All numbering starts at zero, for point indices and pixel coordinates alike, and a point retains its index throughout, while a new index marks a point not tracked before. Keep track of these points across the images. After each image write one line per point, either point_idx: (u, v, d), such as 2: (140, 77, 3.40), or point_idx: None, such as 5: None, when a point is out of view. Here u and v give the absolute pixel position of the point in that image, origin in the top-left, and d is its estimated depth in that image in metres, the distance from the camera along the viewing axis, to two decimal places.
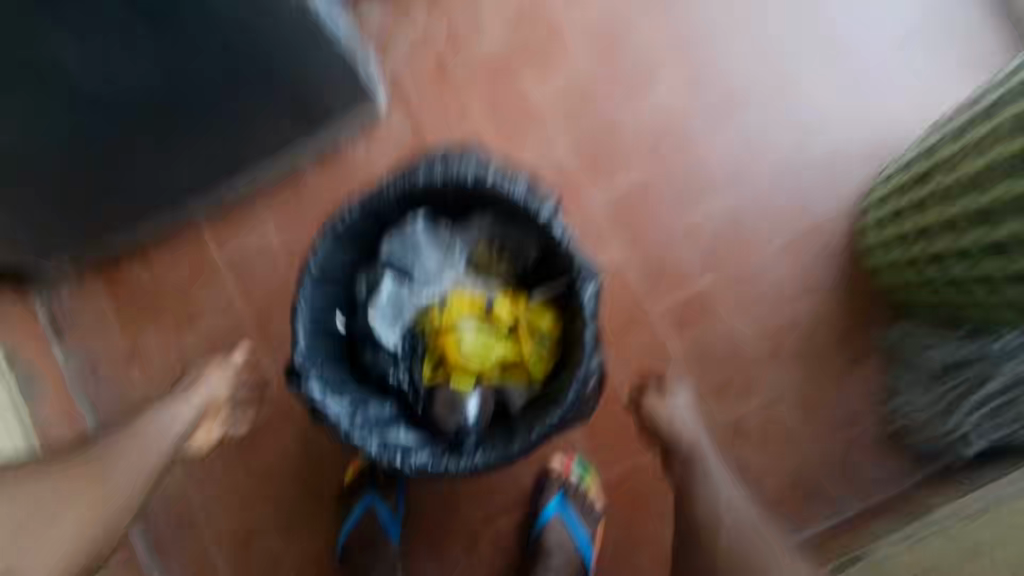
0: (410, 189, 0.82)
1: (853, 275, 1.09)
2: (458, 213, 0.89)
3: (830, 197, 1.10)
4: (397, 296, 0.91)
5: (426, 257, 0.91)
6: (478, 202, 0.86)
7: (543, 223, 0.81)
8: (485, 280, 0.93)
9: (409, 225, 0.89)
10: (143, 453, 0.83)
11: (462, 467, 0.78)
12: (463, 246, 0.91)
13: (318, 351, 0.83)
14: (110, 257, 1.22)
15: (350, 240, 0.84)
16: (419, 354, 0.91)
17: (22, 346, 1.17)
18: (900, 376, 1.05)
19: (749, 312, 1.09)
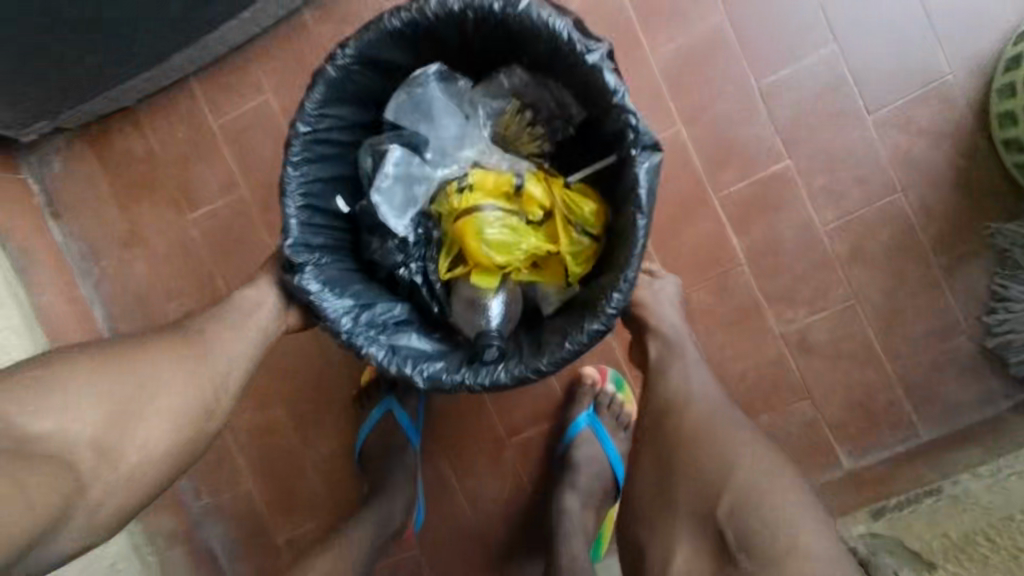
0: (418, 23, 0.65)
1: (968, 155, 0.88)
2: (481, 61, 0.72)
3: (952, 50, 0.87)
4: (407, 169, 0.72)
5: (443, 121, 0.73)
6: (507, 45, 0.68)
7: (590, 72, 0.63)
8: (515, 155, 0.75)
9: (420, 78, 0.70)
10: (239, 344, 0.68)
11: (479, 380, 0.68)
12: (490, 111, 0.74)
13: (311, 232, 0.70)
14: (102, 126, 1.10)
15: (346, 92, 0.68)
16: (435, 244, 0.76)
17: (16, 223, 1.09)
18: (1011, 283, 0.87)
19: (829, 200, 0.91)
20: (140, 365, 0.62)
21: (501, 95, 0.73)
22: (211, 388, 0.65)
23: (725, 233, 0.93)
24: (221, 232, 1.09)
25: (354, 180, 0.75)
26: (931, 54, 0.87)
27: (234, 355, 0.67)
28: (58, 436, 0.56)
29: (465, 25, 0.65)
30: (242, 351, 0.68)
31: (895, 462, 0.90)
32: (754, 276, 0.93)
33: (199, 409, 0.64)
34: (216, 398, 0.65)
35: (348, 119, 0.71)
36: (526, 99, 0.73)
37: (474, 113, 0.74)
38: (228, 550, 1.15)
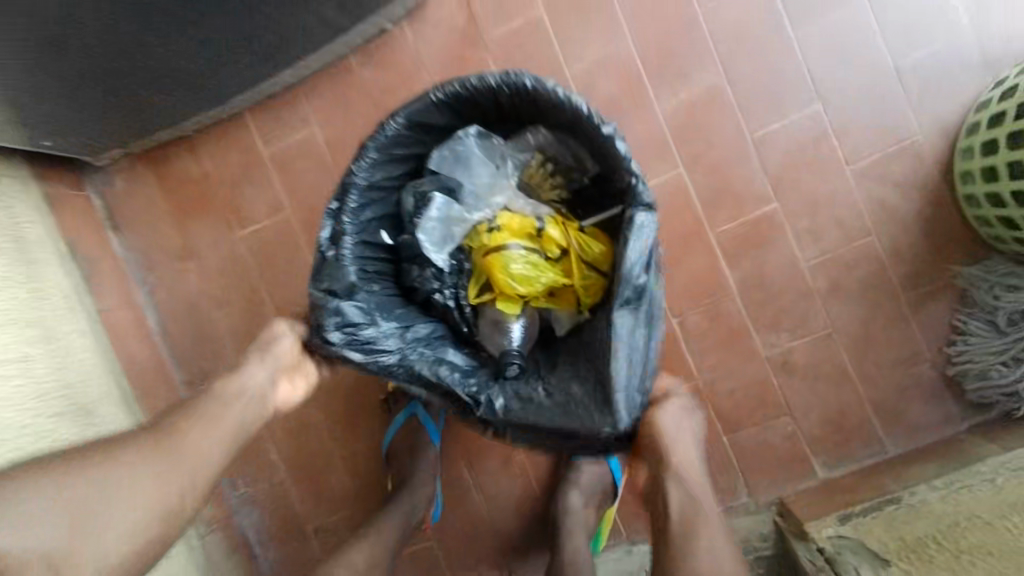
0: (460, 95, 0.78)
1: (936, 204, 0.99)
2: (512, 123, 0.83)
3: (924, 113, 0.98)
4: (447, 213, 0.85)
5: (478, 171, 0.86)
6: (534, 112, 0.79)
7: (603, 140, 0.75)
8: (538, 200, 0.88)
9: (460, 137, 0.83)
10: (212, 438, 0.68)
11: (504, 398, 0.82)
12: (517, 162, 0.86)
13: (362, 263, 0.82)
14: (162, 150, 1.23)
15: (394, 149, 0.81)
16: (466, 272, 0.88)
17: (82, 235, 1.21)
18: (970, 318, 0.98)
19: (813, 239, 1.02)
20: (109, 468, 0.62)
21: (528, 149, 0.85)
22: (181, 485, 0.64)
23: (719, 266, 1.04)
24: (267, 248, 1.22)
25: (398, 217, 0.87)
26: (905, 114, 0.99)
27: (208, 450, 0.68)
28: (9, 553, 0.55)
29: (499, 96, 0.78)
30: (214, 443, 0.68)
31: (863, 473, 1.03)
32: (744, 305, 1.05)
33: (165, 512, 0.63)
34: (184, 496, 0.64)
35: (396, 169, 0.83)
36: (549, 154, 0.84)
37: (503, 164, 0.86)
38: (264, 534, 1.27)
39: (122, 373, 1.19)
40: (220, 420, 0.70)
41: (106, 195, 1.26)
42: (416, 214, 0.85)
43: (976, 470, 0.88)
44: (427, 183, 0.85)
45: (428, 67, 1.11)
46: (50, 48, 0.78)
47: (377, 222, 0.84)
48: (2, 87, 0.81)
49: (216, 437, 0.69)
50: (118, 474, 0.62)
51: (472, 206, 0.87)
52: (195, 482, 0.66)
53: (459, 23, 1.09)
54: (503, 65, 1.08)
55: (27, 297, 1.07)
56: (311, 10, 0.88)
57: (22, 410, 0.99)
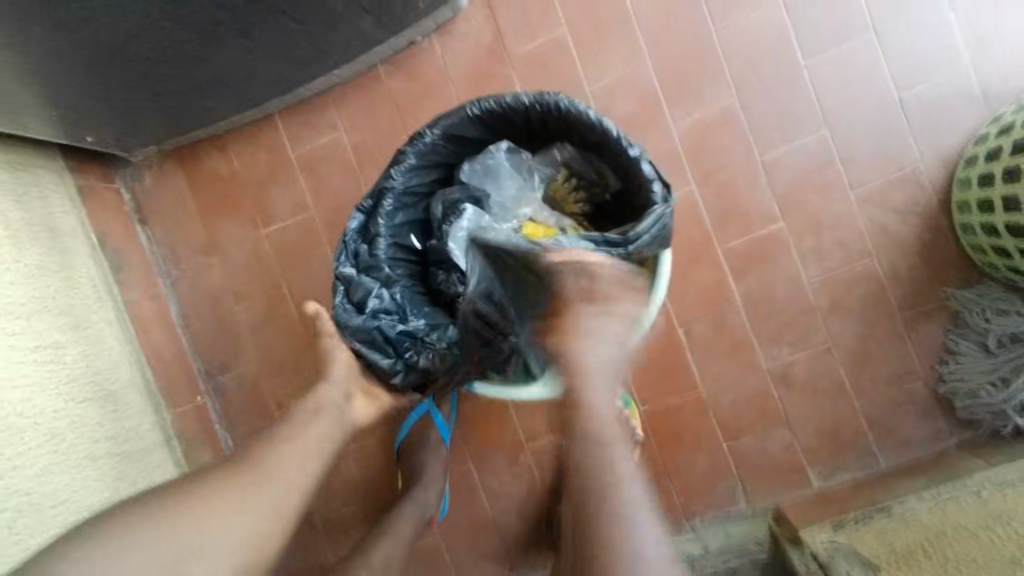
0: (495, 111, 0.83)
1: (934, 229, 1.05)
2: (540, 139, 0.88)
3: (925, 144, 1.04)
4: (477, 225, 0.87)
5: (507, 183, 0.90)
6: (562, 130, 0.85)
7: (630, 161, 0.81)
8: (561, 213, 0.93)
9: (492, 150, 0.88)
10: (281, 483, 0.70)
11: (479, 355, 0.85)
12: (543, 175, 0.90)
13: (392, 262, 0.89)
14: (192, 147, 1.27)
15: (429, 159, 0.87)
16: None
17: (111, 226, 1.25)
18: (960, 339, 1.04)
19: (815, 259, 1.08)
20: (194, 510, 0.65)
21: (554, 166, 0.90)
22: (254, 528, 0.67)
23: (727, 280, 1.09)
24: (289, 246, 1.26)
25: (426, 222, 0.92)
26: (907, 143, 1.04)
27: (278, 495, 0.69)
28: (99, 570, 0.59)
29: (530, 113, 0.83)
30: (285, 479, 0.70)
31: (855, 484, 1.08)
32: (748, 318, 1.10)
33: (240, 543, 0.66)
34: (255, 543, 0.67)
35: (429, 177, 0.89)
36: (574, 168, 0.89)
37: (531, 179, 0.90)
38: None
39: (145, 362, 1.24)
40: (292, 467, 0.72)
41: (135, 189, 1.30)
42: (445, 221, 0.89)
43: (962, 484, 0.93)
44: (458, 192, 0.89)
45: (454, 79, 1.15)
46: (108, 55, 0.83)
47: (409, 225, 0.90)
48: (56, 82, 0.86)
49: (283, 484, 0.70)
50: (205, 519, 0.65)
51: (498, 217, 0.90)
52: (268, 525, 0.68)
53: (486, 38, 1.13)
54: (526, 80, 1.13)
55: (60, 286, 1.13)
56: (352, 24, 0.93)
57: (54, 394, 1.05)
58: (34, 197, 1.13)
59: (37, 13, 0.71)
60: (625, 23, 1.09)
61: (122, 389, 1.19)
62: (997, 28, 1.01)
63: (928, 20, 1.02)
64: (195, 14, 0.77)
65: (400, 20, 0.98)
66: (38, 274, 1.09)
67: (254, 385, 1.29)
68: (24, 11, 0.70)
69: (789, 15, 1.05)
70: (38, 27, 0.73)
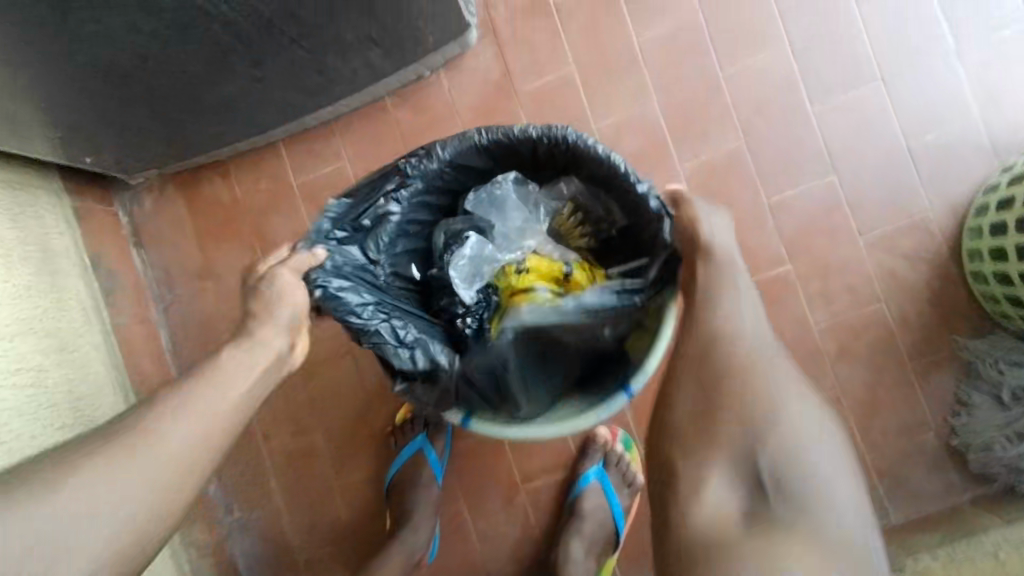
0: (502, 141, 0.81)
1: (943, 277, 1.03)
2: (547, 172, 0.87)
3: (933, 192, 1.03)
4: (479, 256, 0.86)
5: (512, 215, 0.87)
6: (569, 164, 0.83)
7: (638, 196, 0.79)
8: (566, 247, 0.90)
9: (498, 182, 0.87)
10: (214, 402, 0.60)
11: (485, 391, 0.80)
12: (549, 209, 0.89)
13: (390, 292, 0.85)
14: (194, 172, 1.26)
15: (433, 185, 0.84)
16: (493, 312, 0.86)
17: (106, 248, 1.23)
18: (973, 390, 1.01)
19: (822, 303, 1.06)
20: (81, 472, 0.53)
21: (559, 199, 0.88)
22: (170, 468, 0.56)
23: None
24: None
25: (428, 252, 0.91)
26: (915, 190, 1.03)
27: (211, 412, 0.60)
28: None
29: (537, 146, 0.82)
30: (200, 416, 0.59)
31: None
32: None
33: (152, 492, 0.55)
34: (176, 481, 0.56)
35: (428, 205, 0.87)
36: (580, 202, 0.88)
37: (535, 211, 0.89)
38: (252, 563, 1.25)
39: (131, 389, 1.20)
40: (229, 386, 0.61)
41: (134, 212, 1.28)
42: (446, 251, 0.87)
43: (977, 542, 0.88)
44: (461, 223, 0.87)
45: (461, 113, 1.15)
46: (113, 78, 0.82)
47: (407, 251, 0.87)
48: (58, 102, 0.85)
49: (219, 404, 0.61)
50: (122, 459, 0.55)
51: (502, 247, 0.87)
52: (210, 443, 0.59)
53: (494, 74, 1.14)
54: (533, 116, 1.12)
55: (48, 308, 1.09)
56: (360, 55, 0.92)
57: (36, 421, 1.00)
58: (29, 216, 1.10)
59: (44, 36, 0.70)
60: (634, 64, 1.10)
61: (105, 416, 1.14)
62: (1005, 80, 1.02)
63: (935, 70, 1.03)
64: (204, 41, 0.77)
65: (409, 54, 0.98)
66: (26, 295, 1.06)
67: None
68: (30, 33, 0.69)
69: (796, 62, 1.06)
70: (44, 49, 0.72)
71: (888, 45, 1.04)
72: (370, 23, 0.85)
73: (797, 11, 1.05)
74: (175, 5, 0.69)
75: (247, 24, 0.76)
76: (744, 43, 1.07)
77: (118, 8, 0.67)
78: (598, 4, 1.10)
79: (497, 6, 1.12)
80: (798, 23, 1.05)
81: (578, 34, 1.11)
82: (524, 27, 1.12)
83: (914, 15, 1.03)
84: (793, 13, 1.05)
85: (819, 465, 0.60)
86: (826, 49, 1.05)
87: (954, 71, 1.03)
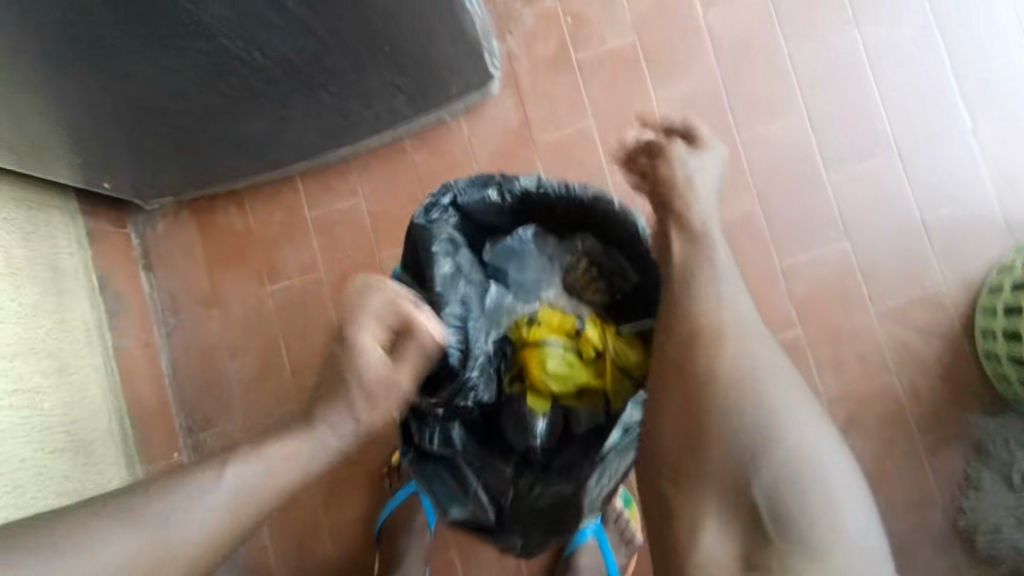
0: (520, 196, 0.82)
1: (954, 351, 1.02)
2: (562, 227, 0.87)
3: (947, 266, 1.03)
4: (499, 304, 0.89)
5: (530, 266, 0.89)
6: (582, 218, 0.83)
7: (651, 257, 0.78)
8: (580, 302, 0.90)
9: (516, 234, 0.88)
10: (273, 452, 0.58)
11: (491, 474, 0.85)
12: (564, 262, 0.89)
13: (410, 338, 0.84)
14: (209, 199, 1.26)
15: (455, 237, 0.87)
16: (504, 360, 0.88)
17: (114, 270, 1.23)
18: (984, 469, 0.99)
19: (833, 371, 1.04)
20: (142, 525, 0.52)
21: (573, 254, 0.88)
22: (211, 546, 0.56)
23: None
24: (294, 307, 1.23)
25: None
26: (928, 264, 1.03)
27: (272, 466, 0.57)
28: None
29: (550, 200, 0.82)
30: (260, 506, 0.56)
31: None
32: None
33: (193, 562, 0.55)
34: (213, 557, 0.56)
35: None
36: (595, 258, 0.87)
37: (549, 265, 0.90)
38: None
39: (126, 413, 1.18)
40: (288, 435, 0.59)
41: (145, 235, 1.28)
42: None
43: None
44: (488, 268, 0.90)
45: (478, 158, 1.16)
46: (138, 110, 0.83)
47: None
48: (81, 127, 0.85)
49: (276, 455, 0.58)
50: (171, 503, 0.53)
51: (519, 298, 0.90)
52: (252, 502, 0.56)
53: (513, 123, 1.15)
54: (550, 166, 1.13)
55: (51, 328, 1.09)
56: (384, 101, 0.94)
57: (25, 442, 0.99)
58: (40, 235, 1.11)
59: (77, 68, 0.71)
60: None
61: (98, 440, 1.12)
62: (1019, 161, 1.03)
63: (951, 147, 1.04)
64: (234, 81, 0.78)
65: (432, 101, 0.99)
66: (30, 314, 1.05)
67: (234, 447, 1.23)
68: (64, 65, 0.70)
69: (813, 132, 1.07)
70: (76, 80, 0.74)
71: (904, 120, 1.05)
72: (396, 71, 0.86)
73: (816, 81, 1.07)
74: (209, 47, 0.70)
75: (277, 67, 0.77)
76: (763, 108, 1.08)
77: (153, 47, 0.68)
78: (620, 61, 1.12)
79: (521, 57, 1.14)
80: (816, 93, 1.07)
81: (599, 90, 1.13)
82: (546, 78, 1.14)
83: (931, 91, 1.05)
84: (812, 83, 1.07)
85: (777, 399, 0.55)
86: (844, 119, 1.06)
87: (970, 149, 1.04)
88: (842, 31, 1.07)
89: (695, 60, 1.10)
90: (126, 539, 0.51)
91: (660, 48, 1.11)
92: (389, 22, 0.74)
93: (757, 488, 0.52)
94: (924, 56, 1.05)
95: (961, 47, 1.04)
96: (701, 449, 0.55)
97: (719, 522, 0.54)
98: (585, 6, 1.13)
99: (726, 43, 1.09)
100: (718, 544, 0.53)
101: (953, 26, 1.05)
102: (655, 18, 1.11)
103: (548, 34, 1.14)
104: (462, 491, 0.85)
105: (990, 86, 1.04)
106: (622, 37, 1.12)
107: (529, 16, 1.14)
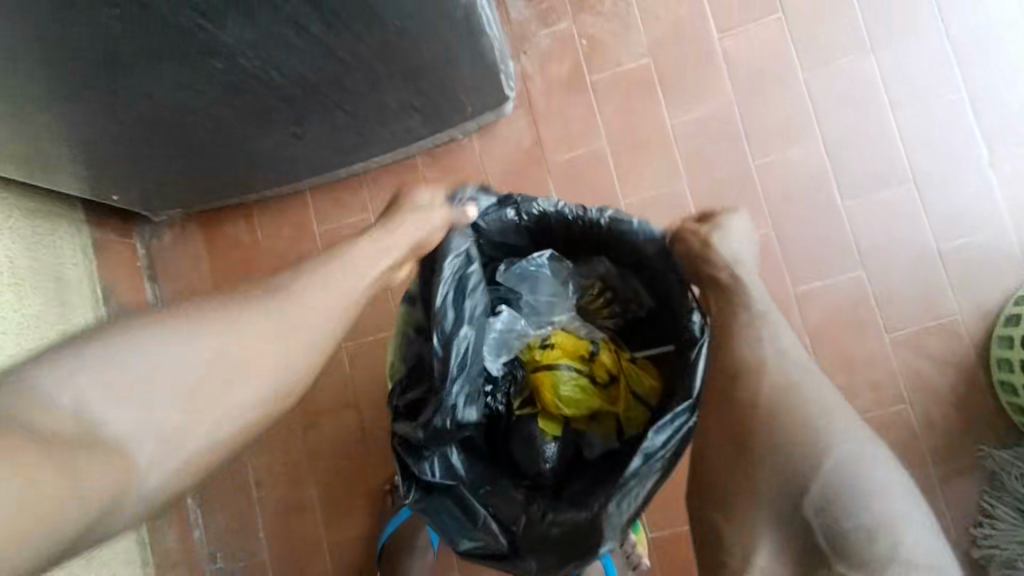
0: (536, 217, 0.82)
1: (968, 380, 1.01)
2: (577, 251, 0.86)
3: (963, 294, 1.02)
4: (508, 328, 0.85)
5: (543, 288, 0.87)
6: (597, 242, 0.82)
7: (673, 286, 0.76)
8: (592, 325, 0.88)
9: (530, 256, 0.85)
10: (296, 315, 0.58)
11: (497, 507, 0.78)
12: (578, 285, 0.87)
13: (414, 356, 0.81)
14: (217, 212, 1.25)
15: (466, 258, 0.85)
16: (515, 383, 0.87)
17: (119, 281, 1.21)
18: (998, 501, 0.98)
19: (846, 398, 1.03)
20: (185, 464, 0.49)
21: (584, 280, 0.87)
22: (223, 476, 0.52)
23: None
24: None
25: None
26: (943, 292, 1.02)
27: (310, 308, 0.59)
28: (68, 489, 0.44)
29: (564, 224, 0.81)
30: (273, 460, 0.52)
31: None
32: None
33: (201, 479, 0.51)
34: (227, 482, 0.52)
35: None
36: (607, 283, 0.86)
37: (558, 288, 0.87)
38: None
39: None
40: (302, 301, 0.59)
41: (151, 245, 1.26)
42: None
43: None
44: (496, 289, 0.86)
45: (490, 175, 1.15)
46: (153, 126, 0.82)
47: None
48: (94, 141, 0.84)
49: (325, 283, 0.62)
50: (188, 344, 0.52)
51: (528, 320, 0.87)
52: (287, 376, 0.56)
53: (526, 142, 1.14)
54: (562, 185, 1.13)
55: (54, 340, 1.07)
56: (398, 119, 0.93)
57: None
58: (46, 245, 1.10)
59: (93, 83, 0.71)
60: (666, 144, 1.10)
61: None
62: None
63: (967, 173, 1.03)
64: (250, 99, 0.78)
65: (447, 120, 0.99)
66: (34, 325, 1.04)
67: (237, 462, 1.21)
68: (80, 80, 0.70)
69: (829, 157, 1.06)
70: (90, 95, 0.73)
71: (920, 146, 1.04)
72: (412, 90, 0.86)
73: (831, 107, 1.07)
74: (227, 66, 0.70)
75: (294, 86, 0.77)
76: (778, 131, 1.08)
77: (171, 65, 0.68)
78: (634, 82, 1.12)
79: (535, 74, 1.14)
80: (831, 117, 1.07)
81: (613, 110, 1.12)
82: (560, 97, 1.13)
83: (947, 116, 1.04)
84: (827, 109, 1.07)
85: (827, 401, 0.59)
86: (860, 145, 1.06)
87: (986, 175, 1.03)
88: (859, 58, 1.06)
89: (710, 82, 1.10)
90: (121, 411, 0.48)
91: (675, 69, 1.11)
92: (409, 42, 0.74)
93: (815, 487, 0.54)
94: (941, 83, 1.05)
95: (978, 73, 1.04)
96: (751, 446, 0.58)
97: (775, 539, 0.55)
98: (600, 25, 1.13)
99: (742, 64, 1.09)
100: (773, 561, 0.55)
101: (970, 55, 1.04)
102: (670, 38, 1.11)
103: (562, 52, 1.13)
104: (471, 521, 0.78)
105: (1007, 112, 1.03)
106: (637, 57, 1.12)
107: (543, 35, 1.14)
